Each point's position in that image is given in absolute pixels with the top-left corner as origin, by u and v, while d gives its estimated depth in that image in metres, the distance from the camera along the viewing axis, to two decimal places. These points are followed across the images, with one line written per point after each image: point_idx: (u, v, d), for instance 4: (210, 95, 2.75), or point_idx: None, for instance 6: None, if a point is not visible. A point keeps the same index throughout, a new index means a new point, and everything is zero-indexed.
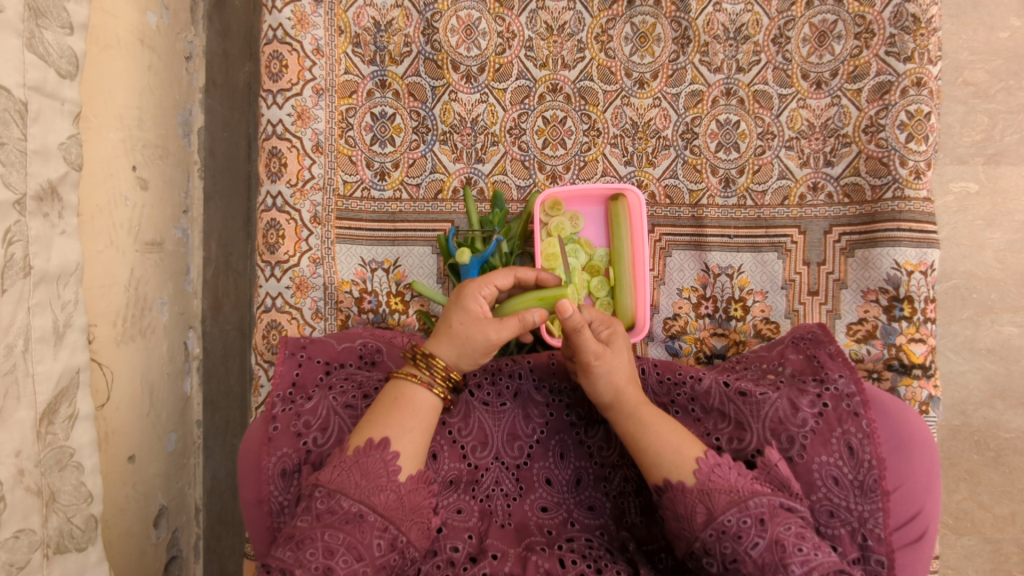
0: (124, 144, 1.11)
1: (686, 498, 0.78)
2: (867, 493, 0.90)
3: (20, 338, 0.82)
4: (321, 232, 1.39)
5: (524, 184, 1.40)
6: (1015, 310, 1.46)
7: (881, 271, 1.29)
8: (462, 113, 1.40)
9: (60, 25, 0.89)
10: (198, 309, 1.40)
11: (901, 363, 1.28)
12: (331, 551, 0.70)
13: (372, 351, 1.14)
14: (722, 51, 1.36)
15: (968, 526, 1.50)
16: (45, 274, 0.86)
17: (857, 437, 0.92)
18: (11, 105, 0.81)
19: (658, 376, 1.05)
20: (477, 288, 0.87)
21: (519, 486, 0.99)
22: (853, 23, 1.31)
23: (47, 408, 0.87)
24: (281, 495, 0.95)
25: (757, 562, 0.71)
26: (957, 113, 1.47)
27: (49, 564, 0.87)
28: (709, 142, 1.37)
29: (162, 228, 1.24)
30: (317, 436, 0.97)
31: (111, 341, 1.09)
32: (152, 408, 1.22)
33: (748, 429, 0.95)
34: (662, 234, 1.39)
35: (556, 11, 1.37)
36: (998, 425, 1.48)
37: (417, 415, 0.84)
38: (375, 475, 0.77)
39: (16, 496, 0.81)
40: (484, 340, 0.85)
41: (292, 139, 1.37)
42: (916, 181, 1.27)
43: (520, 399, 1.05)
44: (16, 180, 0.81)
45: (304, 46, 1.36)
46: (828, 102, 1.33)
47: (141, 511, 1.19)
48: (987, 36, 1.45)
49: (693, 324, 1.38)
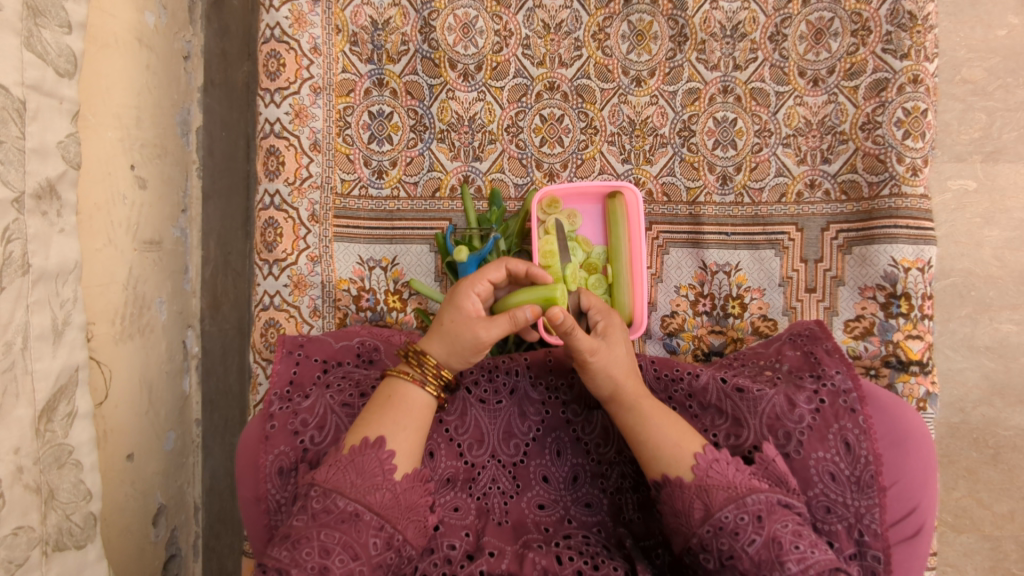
0: (123, 143, 1.11)
1: (684, 494, 0.78)
2: (863, 489, 0.90)
3: (19, 337, 0.82)
4: (319, 230, 1.39)
5: (521, 182, 1.40)
6: (1014, 308, 1.47)
7: (878, 268, 1.29)
8: (460, 112, 1.40)
9: (58, 24, 0.89)
10: (197, 308, 1.41)
11: (898, 360, 1.28)
12: (327, 550, 0.71)
13: (369, 350, 1.14)
14: (719, 49, 1.36)
15: (968, 524, 1.50)
16: (44, 272, 0.87)
17: (853, 433, 0.93)
18: (10, 104, 0.81)
19: (655, 372, 1.05)
20: (470, 285, 0.87)
21: (516, 484, 0.99)
22: (849, 21, 1.31)
23: (47, 406, 0.87)
24: (279, 493, 0.95)
25: (754, 559, 0.72)
26: (955, 111, 1.47)
27: (48, 562, 0.87)
28: (706, 140, 1.37)
29: (160, 227, 1.25)
30: (314, 435, 0.97)
31: (110, 340, 1.09)
32: (152, 406, 1.23)
33: (745, 425, 0.95)
34: (659, 232, 1.39)
35: (553, 10, 1.38)
36: (997, 423, 1.48)
37: (411, 414, 0.84)
38: (371, 474, 0.77)
39: (14, 493, 0.81)
40: (474, 338, 0.84)
41: (290, 137, 1.37)
42: (913, 177, 1.27)
43: (516, 396, 1.05)
44: (15, 179, 0.81)
45: (302, 45, 1.36)
46: (825, 99, 1.33)
47: (139, 509, 1.19)
48: (984, 34, 1.45)
49: (691, 321, 1.38)
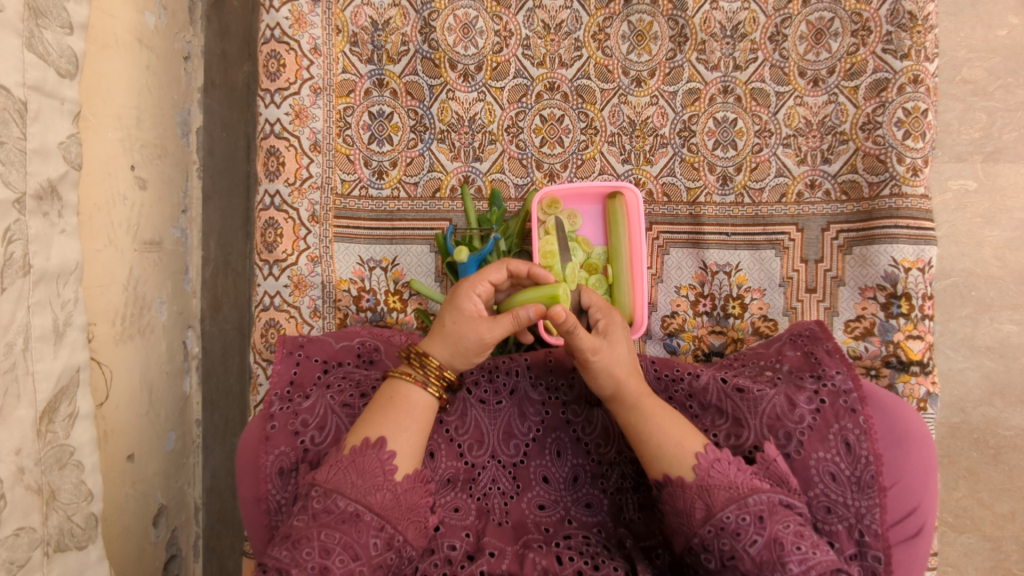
0: (123, 143, 1.11)
1: (685, 494, 0.79)
2: (864, 489, 0.90)
3: (20, 337, 0.82)
4: (319, 231, 1.39)
5: (522, 182, 1.40)
6: (1015, 308, 1.46)
7: (878, 268, 1.29)
8: (460, 112, 1.40)
9: (59, 25, 0.89)
10: (197, 309, 1.40)
11: (899, 360, 1.28)
12: (328, 550, 0.71)
13: (369, 350, 1.14)
14: (719, 49, 1.36)
15: (968, 524, 1.50)
16: (45, 273, 0.87)
17: (854, 433, 0.93)
18: (11, 105, 0.81)
19: (656, 372, 1.05)
20: (471, 286, 0.87)
21: (516, 484, 0.99)
22: (850, 21, 1.31)
23: (47, 407, 0.87)
24: (279, 494, 0.95)
25: (755, 559, 0.72)
26: (955, 111, 1.47)
27: (49, 562, 0.87)
28: (706, 140, 1.37)
29: (160, 228, 1.25)
30: (315, 435, 0.97)
31: (111, 340, 1.09)
32: (152, 407, 1.23)
33: (746, 425, 0.95)
34: (660, 232, 1.39)
35: (553, 10, 1.38)
36: (998, 423, 1.48)
37: (413, 415, 0.84)
38: (371, 475, 0.77)
39: (16, 494, 0.81)
40: (477, 339, 0.84)
41: (290, 138, 1.37)
42: (914, 178, 1.27)
43: (516, 397, 1.05)
44: (16, 180, 0.81)
45: (302, 46, 1.36)
46: (825, 99, 1.33)
47: (140, 510, 1.19)
48: (985, 34, 1.45)
49: (691, 322, 1.38)
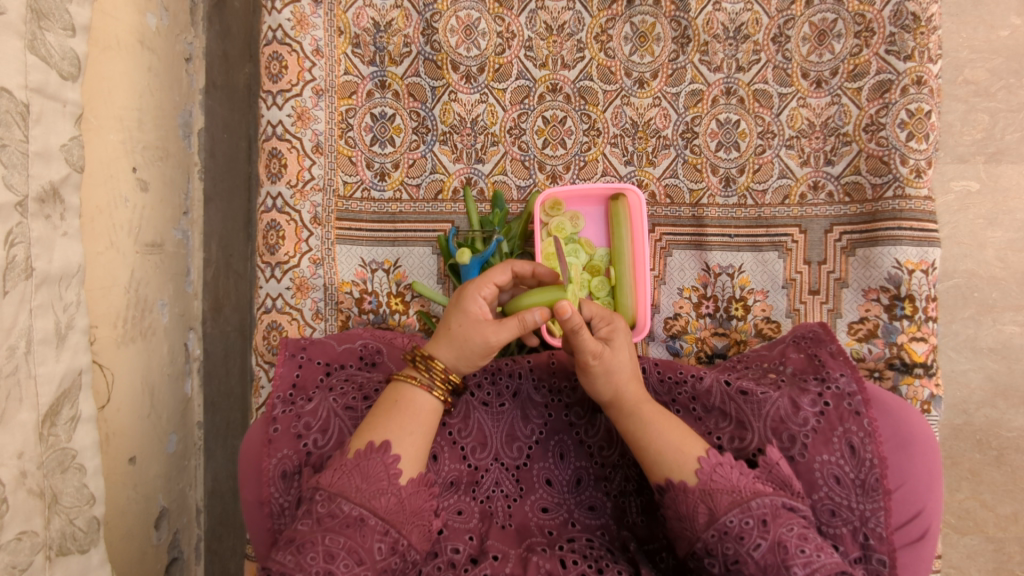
0: (125, 145, 1.11)
1: (688, 498, 0.78)
2: (868, 492, 0.90)
3: (22, 340, 0.82)
4: (321, 233, 1.39)
5: (524, 184, 1.40)
6: (1017, 309, 1.46)
7: (882, 270, 1.29)
8: (463, 114, 1.40)
9: (62, 27, 0.89)
10: (199, 311, 1.40)
11: (902, 363, 1.28)
12: (332, 554, 0.70)
13: (372, 352, 1.14)
14: (722, 50, 1.35)
15: (971, 526, 1.49)
16: (47, 276, 0.86)
17: (858, 436, 0.92)
18: (13, 107, 0.80)
19: (658, 375, 1.05)
20: (476, 288, 0.86)
21: (519, 487, 0.99)
22: (852, 22, 1.31)
23: (50, 410, 0.87)
24: (282, 497, 0.95)
25: (759, 563, 0.71)
26: (957, 112, 1.47)
27: (51, 566, 0.87)
28: (709, 142, 1.37)
29: (162, 229, 1.25)
30: (318, 438, 0.96)
31: (112, 343, 1.08)
32: (154, 409, 1.22)
33: (749, 428, 0.94)
34: (662, 234, 1.38)
35: (556, 11, 1.37)
36: (1000, 424, 1.47)
37: (417, 417, 0.84)
38: (376, 478, 0.77)
39: (18, 498, 0.81)
40: (483, 343, 0.84)
41: (292, 139, 1.37)
42: (917, 179, 1.27)
43: (519, 399, 1.05)
44: (18, 182, 0.81)
45: (304, 47, 1.36)
46: (828, 101, 1.33)
47: (141, 513, 1.18)
48: (986, 35, 1.45)
49: (694, 323, 1.38)
